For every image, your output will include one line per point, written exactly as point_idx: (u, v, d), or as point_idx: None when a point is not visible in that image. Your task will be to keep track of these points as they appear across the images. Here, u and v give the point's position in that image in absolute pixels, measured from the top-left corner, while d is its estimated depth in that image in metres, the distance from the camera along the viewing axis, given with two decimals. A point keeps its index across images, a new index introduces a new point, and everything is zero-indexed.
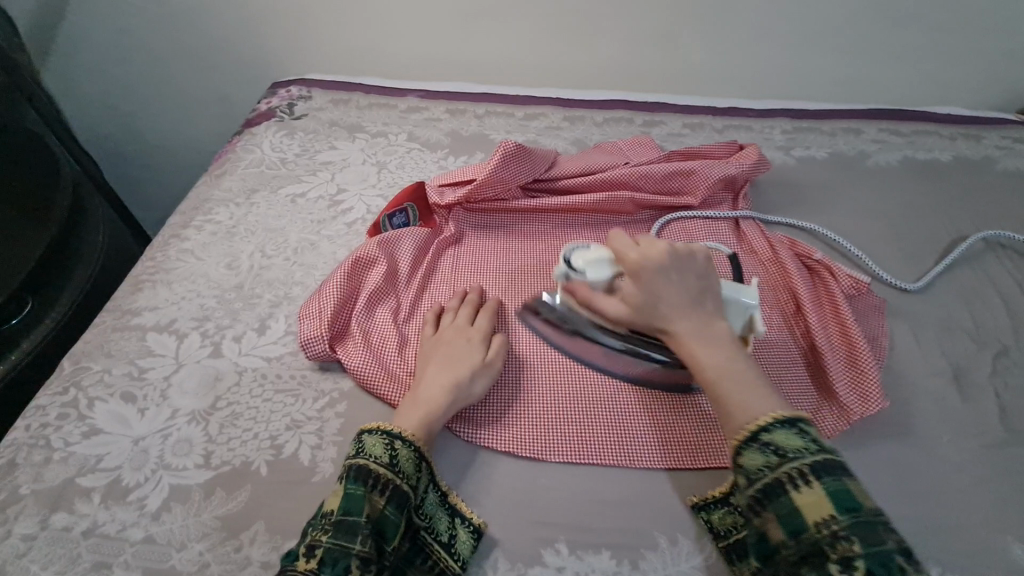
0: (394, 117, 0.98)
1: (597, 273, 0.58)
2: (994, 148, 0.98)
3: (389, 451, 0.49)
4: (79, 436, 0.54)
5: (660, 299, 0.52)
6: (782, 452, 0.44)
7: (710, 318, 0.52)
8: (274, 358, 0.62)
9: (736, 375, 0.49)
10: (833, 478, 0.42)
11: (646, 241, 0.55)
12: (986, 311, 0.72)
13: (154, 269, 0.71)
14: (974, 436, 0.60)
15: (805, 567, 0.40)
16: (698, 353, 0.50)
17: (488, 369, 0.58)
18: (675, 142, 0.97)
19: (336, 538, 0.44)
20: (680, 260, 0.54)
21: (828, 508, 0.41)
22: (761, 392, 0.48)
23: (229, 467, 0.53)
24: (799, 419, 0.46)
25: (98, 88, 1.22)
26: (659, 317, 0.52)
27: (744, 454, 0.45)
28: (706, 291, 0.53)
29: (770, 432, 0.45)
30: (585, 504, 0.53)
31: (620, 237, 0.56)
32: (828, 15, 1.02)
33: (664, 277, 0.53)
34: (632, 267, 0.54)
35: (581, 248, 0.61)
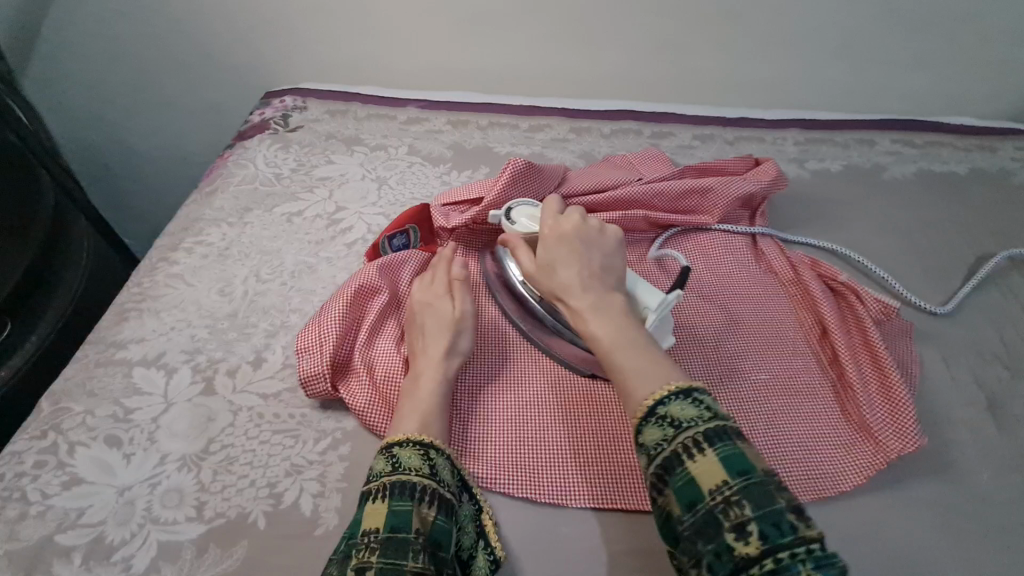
0: (394, 129, 0.94)
1: (529, 228, 0.62)
2: (1010, 160, 0.96)
3: (427, 462, 0.47)
4: (58, 487, 0.50)
5: (563, 269, 0.54)
6: (678, 424, 0.42)
7: (610, 290, 0.52)
8: (271, 396, 0.58)
9: (627, 344, 0.48)
10: (724, 442, 0.40)
11: (564, 214, 0.59)
12: (1016, 335, 0.70)
13: (140, 296, 0.66)
14: (1014, 472, 0.57)
15: (700, 539, 0.38)
16: (593, 319, 0.50)
17: (464, 323, 0.59)
18: (685, 155, 0.93)
19: (389, 556, 0.40)
20: (589, 234, 0.56)
21: (721, 474, 0.39)
22: (648, 364, 0.46)
23: (224, 520, 0.49)
24: (692, 391, 0.43)
25: (81, 96, 1.16)
26: (559, 284, 0.53)
27: (643, 429, 0.43)
28: (610, 266, 0.54)
29: (665, 405, 0.43)
30: (612, 555, 0.50)
31: (552, 204, 0.61)
32: (839, 24, 1.00)
33: (569, 247, 0.55)
34: (546, 236, 0.57)
35: (528, 205, 0.65)
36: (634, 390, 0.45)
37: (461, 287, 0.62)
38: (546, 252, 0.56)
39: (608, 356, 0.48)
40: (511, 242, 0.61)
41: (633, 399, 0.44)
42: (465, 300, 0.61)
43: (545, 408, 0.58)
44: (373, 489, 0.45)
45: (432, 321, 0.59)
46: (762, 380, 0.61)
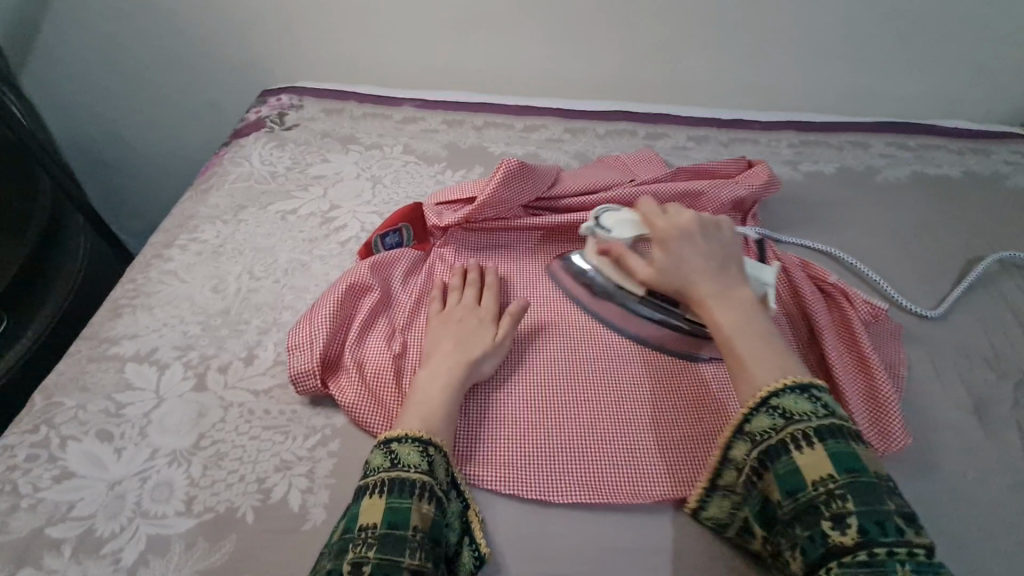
0: (389, 128, 0.94)
1: (624, 233, 0.62)
2: (1003, 163, 0.97)
3: (426, 458, 0.47)
4: (50, 481, 0.50)
5: (681, 261, 0.56)
6: (789, 415, 0.45)
7: (732, 283, 0.55)
8: (262, 392, 0.58)
9: (748, 334, 0.51)
10: (836, 440, 0.43)
11: (673, 213, 0.60)
12: (1005, 337, 0.70)
13: (134, 293, 0.67)
14: (998, 474, 0.58)
15: (798, 524, 0.42)
16: (715, 311, 0.53)
17: (499, 348, 0.60)
18: (680, 156, 0.94)
19: (385, 553, 0.41)
20: (704, 230, 0.58)
21: (828, 468, 0.42)
22: (777, 357, 0.49)
23: (213, 514, 0.49)
24: (812, 385, 0.47)
25: (79, 93, 1.17)
26: (680, 277, 0.55)
27: (751, 418, 0.47)
28: (728, 259, 0.57)
29: (778, 397, 0.46)
30: (597, 551, 0.50)
31: (649, 206, 0.62)
32: (834, 27, 1.00)
33: (690, 242, 0.57)
34: (661, 231, 0.58)
35: (612, 212, 0.66)
36: (756, 382, 0.48)
37: (509, 319, 0.62)
38: (658, 248, 0.58)
39: (728, 347, 0.51)
40: (616, 251, 0.61)
41: (752, 392, 0.47)
42: (510, 331, 0.61)
43: (534, 405, 0.58)
44: (371, 484, 0.45)
45: (458, 333, 0.59)
46: None
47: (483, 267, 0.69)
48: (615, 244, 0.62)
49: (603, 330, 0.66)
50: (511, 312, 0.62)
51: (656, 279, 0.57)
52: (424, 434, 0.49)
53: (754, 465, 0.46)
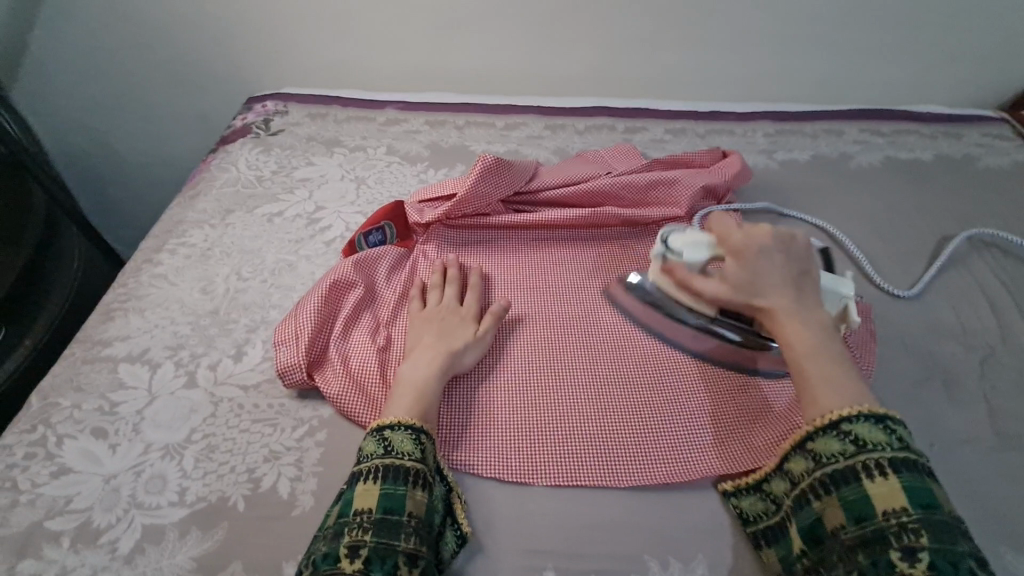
0: (372, 130, 0.97)
1: (696, 256, 0.59)
2: (975, 145, 0.99)
3: (419, 446, 0.49)
4: (47, 477, 0.53)
5: (759, 279, 0.54)
6: (862, 443, 0.45)
7: (807, 302, 0.54)
8: (251, 387, 0.60)
9: (826, 361, 0.50)
10: (911, 474, 0.43)
11: (749, 228, 0.57)
12: (972, 313, 0.73)
13: (125, 297, 0.69)
14: (965, 443, 0.60)
15: (861, 551, 0.42)
16: (787, 330, 0.52)
17: (480, 343, 0.61)
18: (657, 149, 0.96)
19: (380, 536, 0.44)
20: (783, 250, 0.56)
21: (902, 501, 0.42)
22: (844, 380, 0.48)
23: (204, 504, 0.51)
24: (887, 416, 0.46)
25: (70, 106, 1.19)
26: (756, 292, 0.54)
27: (820, 439, 0.47)
28: (806, 279, 0.56)
29: (851, 423, 0.46)
30: (575, 529, 0.52)
31: (720, 222, 0.59)
32: (805, 18, 1.02)
33: (767, 259, 0.55)
34: (735, 247, 0.56)
35: (677, 231, 0.63)
36: (828, 402, 0.47)
37: (492, 316, 0.64)
38: (737, 271, 0.55)
39: (801, 367, 0.50)
40: (679, 274, 0.59)
41: (819, 413, 0.48)
42: (491, 327, 0.63)
43: (513, 395, 0.60)
44: (365, 470, 0.48)
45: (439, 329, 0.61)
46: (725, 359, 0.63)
47: (467, 269, 0.71)
48: (678, 267, 0.60)
49: (582, 317, 0.68)
50: (489, 313, 0.64)
51: (729, 297, 0.55)
52: (418, 424, 0.51)
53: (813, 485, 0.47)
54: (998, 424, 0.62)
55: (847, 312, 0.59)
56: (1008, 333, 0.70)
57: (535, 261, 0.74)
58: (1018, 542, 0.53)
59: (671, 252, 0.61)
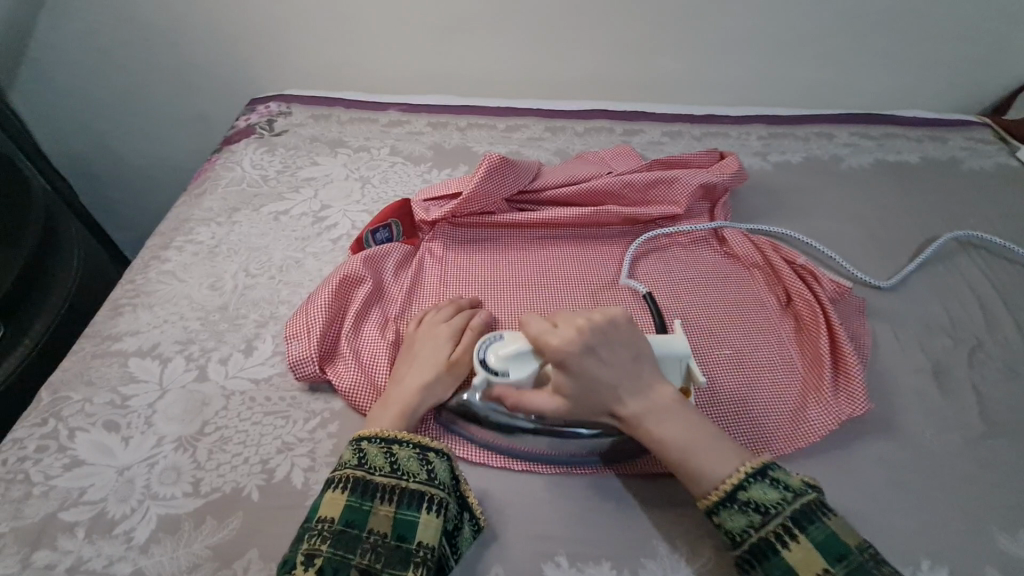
0: (376, 131, 0.98)
1: (520, 371, 0.53)
2: (959, 148, 1.02)
3: (389, 458, 0.50)
4: (60, 469, 0.53)
5: (598, 385, 0.50)
6: (763, 510, 0.45)
7: (656, 383, 0.51)
8: (262, 380, 0.61)
9: (698, 440, 0.49)
10: (815, 525, 0.44)
11: (560, 327, 0.52)
12: (960, 308, 0.75)
13: (135, 293, 0.69)
14: (955, 430, 0.62)
15: None
16: (652, 428, 0.50)
17: (456, 368, 0.58)
18: (655, 150, 0.98)
19: (336, 549, 0.45)
20: (607, 340, 0.52)
21: (821, 563, 0.43)
22: (715, 450, 0.48)
23: (219, 494, 0.52)
24: (767, 466, 0.47)
25: (69, 108, 1.19)
26: (601, 400, 0.51)
27: (725, 517, 0.46)
28: (639, 359, 0.52)
29: (746, 489, 0.46)
30: (583, 515, 0.53)
31: (533, 324, 0.53)
32: (797, 25, 1.06)
33: (595, 362, 0.50)
34: (556, 357, 0.50)
35: (493, 342, 0.55)
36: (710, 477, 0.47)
37: (470, 335, 0.60)
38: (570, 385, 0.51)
39: (683, 461, 0.48)
40: (510, 399, 0.52)
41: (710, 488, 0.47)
42: (469, 350, 0.59)
43: None
44: (337, 478, 0.48)
45: (424, 348, 0.59)
46: (726, 353, 0.65)
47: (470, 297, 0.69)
48: (507, 390, 0.53)
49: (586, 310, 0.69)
50: (468, 338, 0.60)
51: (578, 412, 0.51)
52: (390, 434, 0.51)
53: (738, 561, 0.46)
54: (987, 411, 0.64)
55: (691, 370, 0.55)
56: (995, 325, 0.73)
57: (537, 259, 0.75)
58: (1008, 524, 0.55)
59: (495, 373, 0.53)
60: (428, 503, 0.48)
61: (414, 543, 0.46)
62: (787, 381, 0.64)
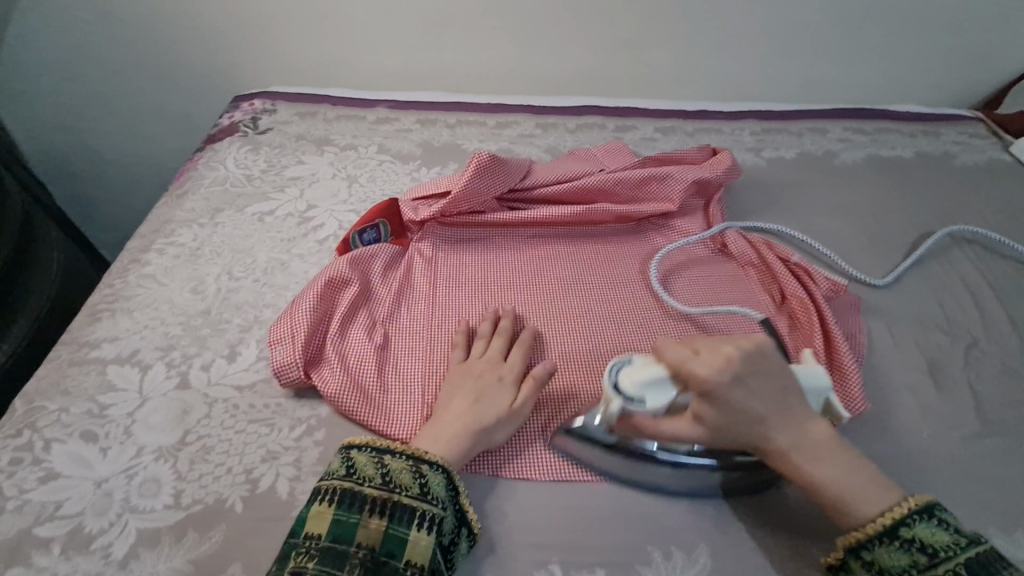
0: (363, 129, 0.96)
1: (659, 401, 0.49)
2: (952, 143, 1.02)
3: (381, 469, 0.49)
4: (35, 482, 0.51)
5: (743, 418, 0.47)
6: (931, 552, 0.44)
7: (801, 420, 0.49)
8: (246, 387, 0.59)
9: (852, 476, 0.47)
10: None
11: (708, 354, 0.48)
12: (955, 305, 0.75)
13: (113, 297, 0.67)
14: (953, 428, 0.62)
15: None
16: (802, 466, 0.48)
17: (516, 416, 0.55)
18: (648, 147, 0.97)
19: (323, 565, 0.43)
20: (756, 371, 0.48)
21: None
22: (866, 485, 0.47)
23: (201, 506, 0.50)
24: (934, 506, 0.45)
25: (48, 107, 1.16)
26: (744, 433, 0.48)
27: (884, 553, 0.45)
28: (787, 388, 0.48)
29: (910, 527, 0.45)
30: (574, 519, 0.52)
31: (671, 347, 0.49)
32: (790, 19, 1.05)
33: (745, 395, 0.47)
34: (704, 390, 0.47)
35: (623, 365, 0.51)
36: (862, 513, 0.46)
37: (532, 381, 0.57)
38: (716, 415, 0.48)
39: (836, 501, 0.47)
40: (644, 424, 0.50)
41: (860, 526, 0.46)
42: (530, 398, 0.57)
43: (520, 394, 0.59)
44: (323, 490, 0.47)
45: (485, 386, 0.56)
46: None
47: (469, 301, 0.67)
48: (643, 418, 0.50)
49: (581, 310, 0.68)
50: (531, 381, 0.57)
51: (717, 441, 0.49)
52: (381, 443, 0.50)
53: None
54: (983, 409, 0.64)
55: (833, 407, 0.52)
56: (990, 322, 0.73)
57: (529, 260, 0.74)
58: (1006, 524, 0.55)
59: (630, 402, 0.49)
60: (419, 520, 0.46)
61: (401, 562, 0.45)
62: None
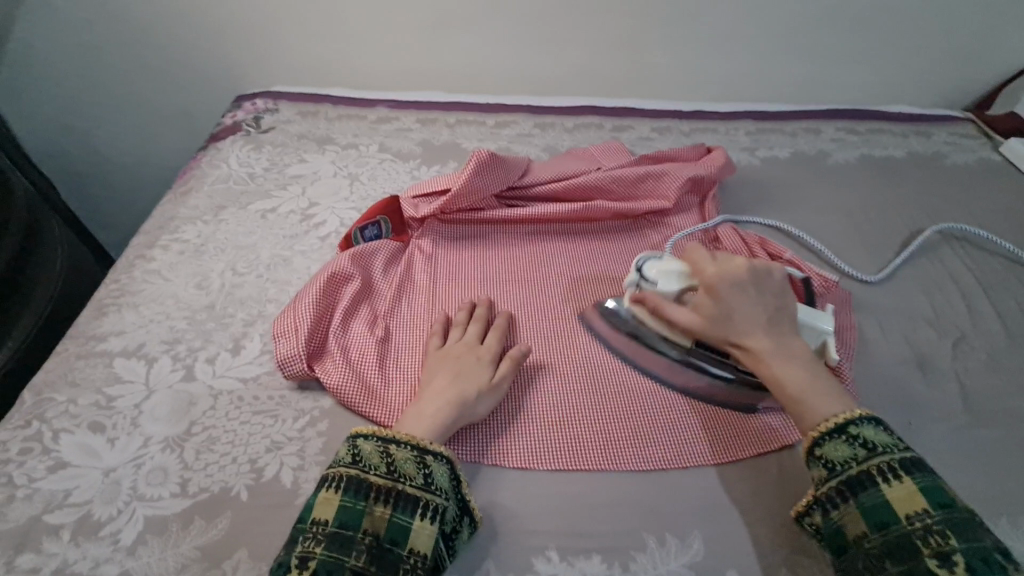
0: (364, 128, 0.97)
1: (669, 286, 0.61)
2: (943, 143, 1.04)
3: (386, 459, 0.49)
4: (45, 471, 0.52)
5: (734, 311, 0.54)
6: (872, 446, 0.46)
7: (785, 335, 0.54)
8: (250, 379, 0.60)
9: (819, 382, 0.51)
10: (924, 474, 0.44)
11: (724, 261, 0.58)
12: (944, 300, 0.77)
13: (119, 292, 0.68)
14: (940, 420, 0.63)
15: (890, 559, 0.42)
16: (776, 360, 0.52)
17: (495, 391, 0.58)
18: (644, 146, 0.99)
19: (331, 551, 0.44)
20: (758, 281, 0.55)
21: (921, 503, 0.43)
22: (831, 396, 0.50)
23: (207, 494, 0.51)
24: (882, 420, 0.48)
25: (51, 106, 1.17)
26: (731, 326, 0.54)
27: (826, 444, 0.47)
28: (781, 305, 0.55)
29: (857, 426, 0.47)
30: (574, 508, 0.53)
31: (697, 251, 0.60)
32: (784, 21, 1.06)
33: (742, 293, 0.55)
34: (709, 280, 0.56)
35: (653, 259, 0.64)
36: (819, 412, 0.48)
37: (507, 361, 0.60)
38: (710, 303, 0.56)
39: (795, 398, 0.50)
40: (651, 302, 0.60)
41: (816, 422, 0.48)
42: (508, 374, 0.59)
43: (519, 383, 0.61)
44: (330, 478, 0.48)
45: (465, 366, 0.58)
46: None
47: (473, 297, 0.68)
48: (652, 296, 0.60)
49: (579, 306, 0.69)
50: (507, 359, 0.60)
51: (706, 329, 0.56)
52: (388, 433, 0.51)
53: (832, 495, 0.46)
54: (970, 401, 0.65)
55: (826, 346, 0.59)
56: (978, 317, 0.74)
57: (528, 256, 0.75)
58: (991, 512, 0.56)
59: (644, 281, 0.62)
60: (423, 509, 0.47)
61: (406, 549, 0.46)
62: None
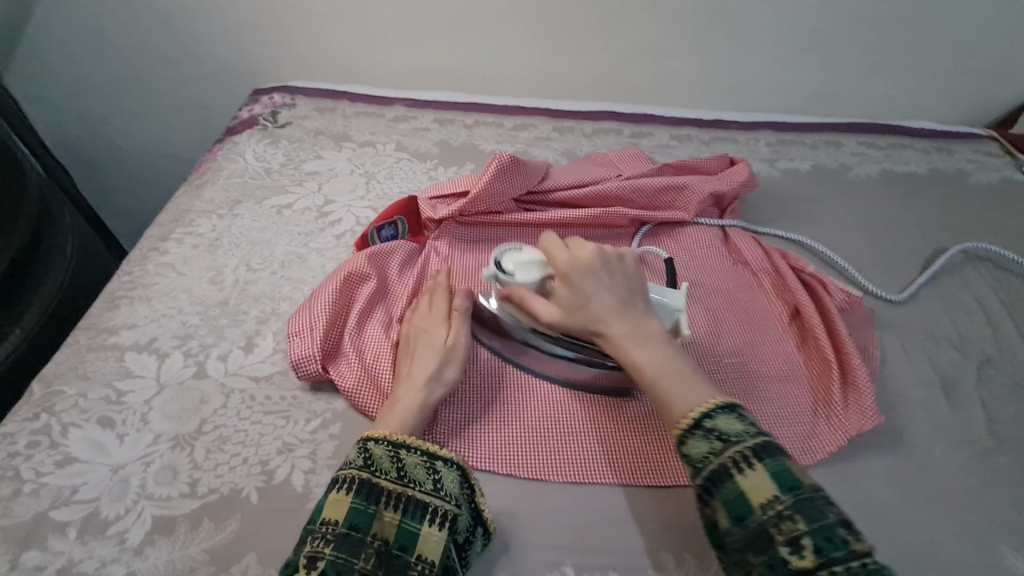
0: (382, 126, 0.96)
1: (529, 276, 0.56)
2: (966, 161, 1.02)
3: (396, 463, 0.48)
4: (52, 466, 0.51)
5: (592, 299, 0.50)
6: (725, 438, 0.43)
7: (644, 318, 0.51)
8: (262, 378, 0.59)
9: (673, 368, 0.47)
10: (773, 458, 0.41)
11: (575, 247, 0.54)
12: (968, 322, 0.75)
13: (131, 285, 0.67)
14: (964, 445, 0.62)
15: (751, 551, 0.39)
16: (632, 351, 0.48)
17: (453, 353, 0.58)
18: (663, 153, 0.98)
19: (339, 552, 0.43)
20: (609, 265, 0.52)
21: (772, 489, 0.40)
22: (684, 379, 0.47)
23: (217, 495, 0.50)
24: (735, 404, 0.45)
25: (67, 93, 1.16)
26: (592, 315, 0.50)
27: (688, 441, 0.44)
28: (637, 290, 0.52)
29: (710, 418, 0.44)
30: (590, 521, 0.52)
31: (549, 240, 0.55)
32: (809, 32, 1.05)
33: (596, 279, 0.51)
34: (563, 271, 0.52)
35: (512, 252, 0.58)
36: (681, 404, 0.45)
37: (458, 319, 0.60)
38: (567, 293, 0.51)
39: (655, 386, 0.47)
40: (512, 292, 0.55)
41: (683, 416, 0.45)
42: (461, 332, 0.59)
43: (530, 390, 0.60)
44: (341, 478, 0.47)
45: (425, 338, 0.58)
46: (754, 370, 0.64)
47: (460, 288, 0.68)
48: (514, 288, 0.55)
49: None
50: (457, 318, 0.60)
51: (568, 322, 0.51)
52: (399, 437, 0.50)
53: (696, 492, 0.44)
54: (995, 426, 0.64)
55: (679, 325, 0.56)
56: (1003, 340, 0.73)
57: None
58: (1017, 542, 0.55)
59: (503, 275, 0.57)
60: (433, 516, 0.46)
61: (414, 556, 0.45)
62: (798, 396, 0.63)
